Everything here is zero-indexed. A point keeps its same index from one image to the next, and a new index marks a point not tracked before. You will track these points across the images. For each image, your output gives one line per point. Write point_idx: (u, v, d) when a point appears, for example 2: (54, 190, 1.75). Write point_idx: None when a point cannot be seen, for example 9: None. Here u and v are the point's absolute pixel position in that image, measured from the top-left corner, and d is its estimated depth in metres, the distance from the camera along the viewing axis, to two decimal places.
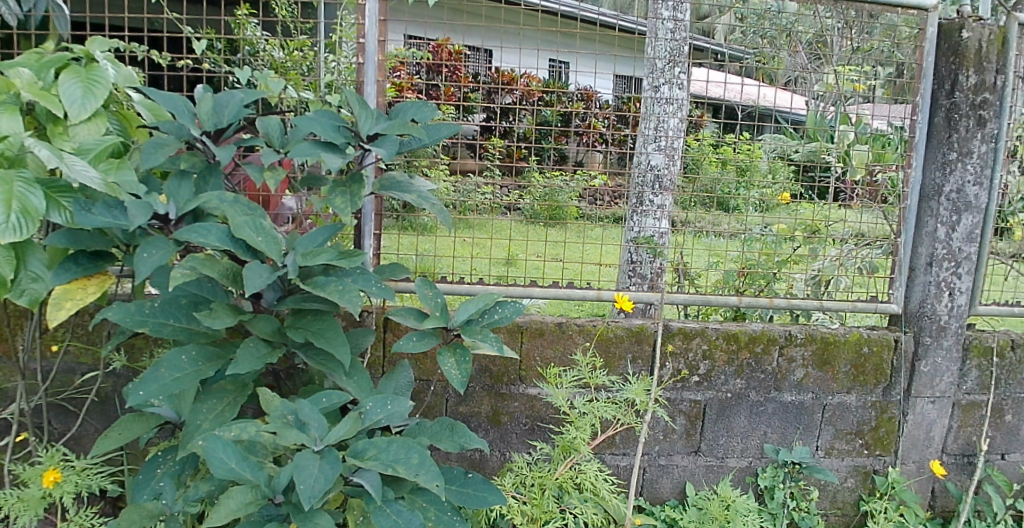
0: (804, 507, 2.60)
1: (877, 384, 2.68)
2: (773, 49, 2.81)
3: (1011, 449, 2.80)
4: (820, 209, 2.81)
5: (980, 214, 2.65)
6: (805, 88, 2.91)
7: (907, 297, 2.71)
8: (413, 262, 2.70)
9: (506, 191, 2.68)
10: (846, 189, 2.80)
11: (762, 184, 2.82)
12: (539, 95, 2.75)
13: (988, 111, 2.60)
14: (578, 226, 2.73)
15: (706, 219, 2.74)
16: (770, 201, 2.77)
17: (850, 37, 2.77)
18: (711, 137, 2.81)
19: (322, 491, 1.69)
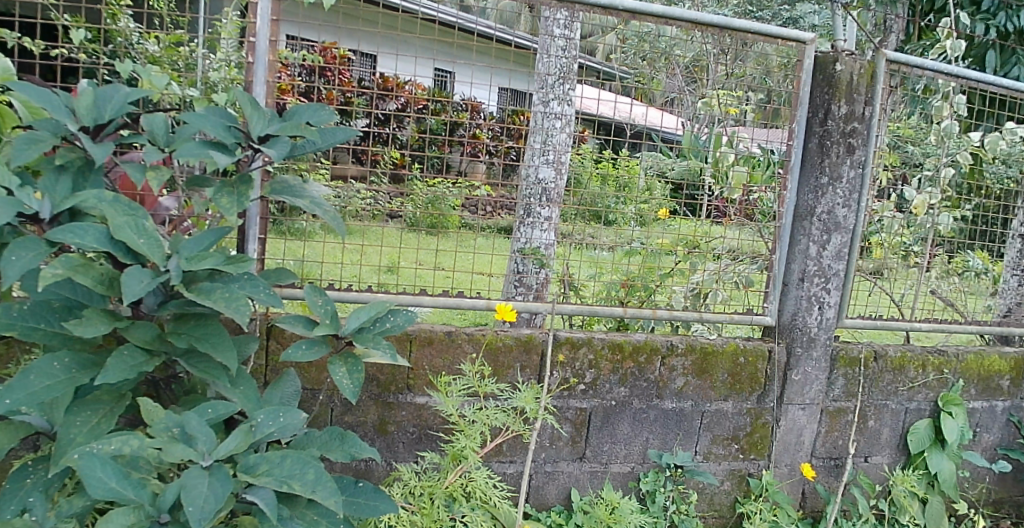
0: (684, 510, 2.73)
1: (752, 391, 2.83)
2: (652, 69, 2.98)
3: (873, 452, 3.04)
4: (695, 225, 2.91)
5: (848, 234, 2.85)
6: (683, 109, 3.05)
7: (779, 311, 2.87)
8: (291, 266, 2.68)
9: (389, 197, 2.73)
10: (718, 206, 2.96)
11: (639, 200, 2.88)
12: (426, 103, 2.85)
13: (857, 139, 2.81)
14: (460, 235, 2.77)
15: (586, 231, 2.79)
16: (647, 216, 2.90)
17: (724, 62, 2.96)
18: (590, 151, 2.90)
19: (213, 511, 1.65)
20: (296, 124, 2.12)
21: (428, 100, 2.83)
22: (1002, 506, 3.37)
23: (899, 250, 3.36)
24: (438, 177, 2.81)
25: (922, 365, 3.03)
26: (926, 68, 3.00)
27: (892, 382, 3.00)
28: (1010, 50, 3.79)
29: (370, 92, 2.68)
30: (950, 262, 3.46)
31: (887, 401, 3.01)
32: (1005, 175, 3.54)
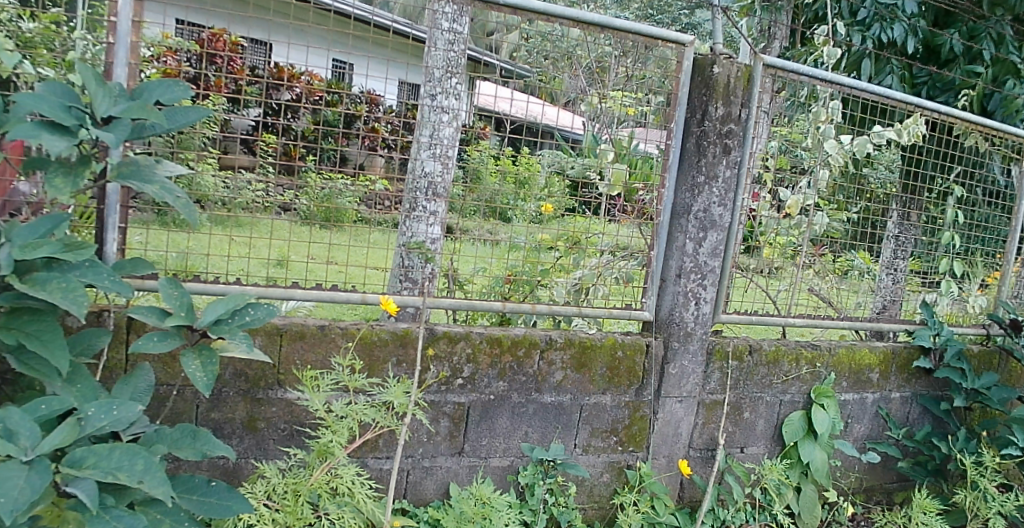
0: (563, 502, 2.78)
1: (630, 384, 2.87)
2: (553, 68, 2.81)
3: (749, 442, 3.13)
4: (590, 222, 2.90)
5: (723, 232, 2.94)
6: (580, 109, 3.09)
7: (658, 305, 2.94)
8: (172, 260, 2.62)
9: (280, 189, 2.69)
10: (615, 205, 2.92)
11: (539, 196, 2.85)
12: (322, 94, 2.76)
13: (733, 140, 2.90)
14: (356, 229, 2.79)
15: (485, 226, 2.77)
16: (544, 213, 2.85)
17: (626, 64, 2.87)
18: (491, 148, 2.76)
19: (27, 503, 1.64)
20: (144, 104, 2.18)
21: (325, 91, 2.75)
22: (872, 494, 3.48)
23: (784, 249, 3.43)
24: (338, 171, 2.74)
25: (795, 358, 3.13)
26: (801, 75, 3.12)
27: (767, 376, 3.09)
28: (884, 60, 3.99)
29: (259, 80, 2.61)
30: (832, 262, 3.56)
31: (762, 393, 3.10)
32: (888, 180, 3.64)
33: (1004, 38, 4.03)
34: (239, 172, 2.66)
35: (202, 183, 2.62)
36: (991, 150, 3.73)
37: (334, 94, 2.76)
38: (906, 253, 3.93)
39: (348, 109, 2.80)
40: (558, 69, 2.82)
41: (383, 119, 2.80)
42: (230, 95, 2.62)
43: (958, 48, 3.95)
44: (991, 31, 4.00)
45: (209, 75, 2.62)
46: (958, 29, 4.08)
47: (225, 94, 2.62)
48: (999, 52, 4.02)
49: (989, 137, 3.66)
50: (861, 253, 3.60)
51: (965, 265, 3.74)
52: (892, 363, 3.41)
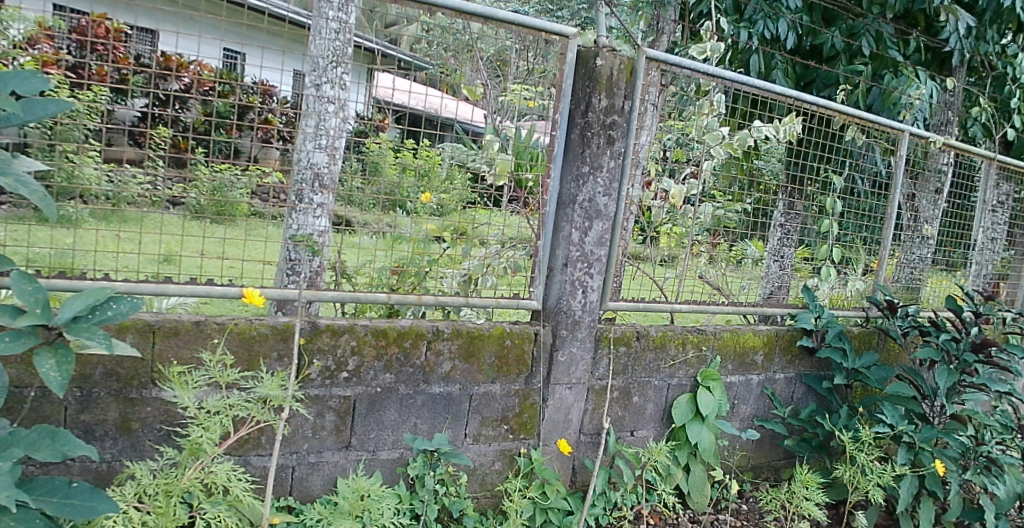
0: (454, 492, 2.80)
1: (519, 373, 2.91)
2: (454, 60, 2.84)
3: (639, 426, 3.20)
4: (495, 215, 2.92)
5: (608, 221, 3.00)
6: (488, 102, 2.97)
7: (546, 294, 2.98)
8: (49, 260, 2.52)
9: (169, 183, 2.64)
10: (516, 197, 2.96)
11: (441, 190, 2.89)
12: (212, 85, 2.70)
13: (617, 131, 2.96)
14: (249, 223, 2.71)
15: (384, 220, 2.78)
16: (447, 206, 2.90)
17: (527, 58, 2.90)
18: (390, 143, 2.73)
19: None
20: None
21: (216, 82, 2.66)
22: (761, 471, 3.61)
23: (682, 239, 3.48)
24: (229, 163, 2.69)
25: (681, 343, 3.22)
26: (684, 68, 3.17)
27: (654, 361, 3.18)
28: (770, 56, 4.12)
29: (146, 70, 2.51)
30: (728, 251, 3.60)
31: (650, 378, 3.18)
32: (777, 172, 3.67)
33: (883, 35, 4.18)
34: (125, 165, 2.60)
35: (82, 177, 2.51)
36: (867, 143, 3.90)
37: (225, 85, 2.68)
38: (792, 240, 3.80)
39: (239, 99, 2.71)
40: (460, 64, 2.85)
41: (277, 110, 2.73)
42: (113, 84, 2.50)
43: (840, 45, 4.09)
44: (870, 29, 4.16)
45: (90, 64, 2.49)
46: (840, 27, 4.23)
47: (107, 83, 2.51)
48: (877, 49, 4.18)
49: (864, 129, 3.78)
50: (755, 243, 3.66)
51: (845, 253, 3.88)
52: (776, 345, 3.54)
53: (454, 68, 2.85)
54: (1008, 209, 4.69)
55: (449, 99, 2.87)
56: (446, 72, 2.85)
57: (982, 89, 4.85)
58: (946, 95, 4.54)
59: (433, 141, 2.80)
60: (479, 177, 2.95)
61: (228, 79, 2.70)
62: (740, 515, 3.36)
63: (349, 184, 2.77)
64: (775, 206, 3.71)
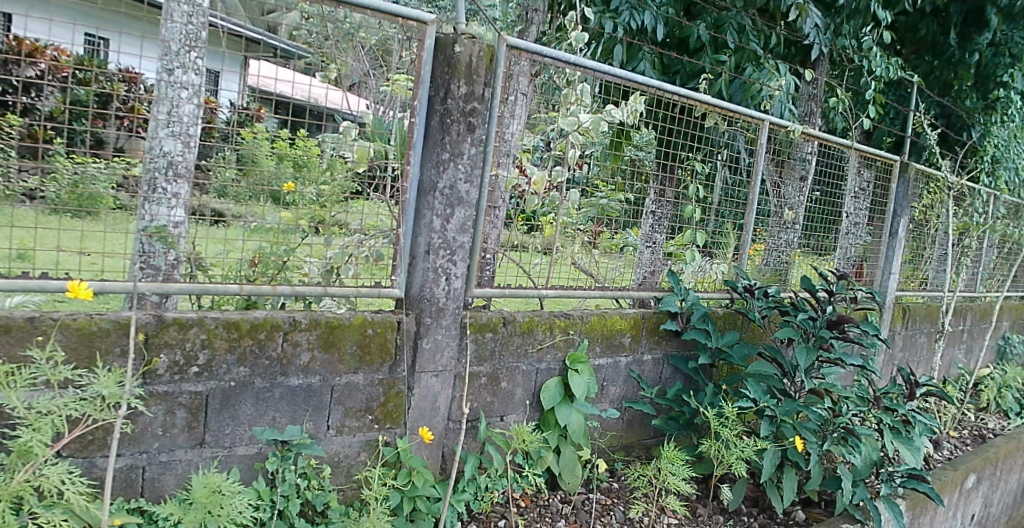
0: (317, 485, 2.77)
1: (383, 362, 2.91)
2: (335, 50, 2.83)
3: (508, 411, 3.26)
4: (376, 207, 2.90)
5: (470, 209, 3.03)
6: (369, 92, 2.93)
7: (409, 282, 2.97)
8: None
9: (26, 174, 2.46)
10: (399, 185, 2.93)
11: (321, 181, 2.83)
12: (71, 71, 2.49)
13: (477, 118, 2.99)
14: (113, 217, 2.59)
15: (258, 213, 2.73)
16: (327, 197, 2.83)
17: (411, 48, 2.90)
18: (267, 132, 2.69)
19: None
20: None
21: (74, 69, 2.48)
22: (632, 450, 3.73)
23: (566, 229, 3.46)
24: (91, 155, 2.50)
25: (549, 328, 3.30)
26: (546, 57, 3.19)
27: (522, 345, 3.24)
28: (638, 48, 4.26)
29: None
30: (610, 239, 3.62)
31: (518, 363, 3.24)
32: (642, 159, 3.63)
33: (744, 28, 4.40)
34: None
35: None
36: (732, 131, 3.99)
37: (86, 72, 2.48)
38: (665, 226, 3.83)
39: (103, 87, 2.55)
40: (341, 53, 2.85)
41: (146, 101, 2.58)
42: None
43: (704, 37, 4.25)
44: (733, 22, 4.36)
45: None
46: (705, 19, 4.41)
47: None
48: (739, 42, 4.39)
49: (727, 118, 3.93)
50: (634, 230, 3.72)
51: (713, 239, 4.06)
52: (642, 327, 3.68)
53: (334, 57, 2.83)
54: (868, 195, 5.02)
55: (330, 89, 2.82)
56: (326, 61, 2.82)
57: (842, 82, 5.13)
58: (808, 88, 4.78)
59: (315, 132, 2.78)
60: (369, 167, 2.90)
61: (89, 65, 2.51)
62: (610, 494, 3.46)
63: (223, 174, 2.68)
64: (648, 194, 3.72)
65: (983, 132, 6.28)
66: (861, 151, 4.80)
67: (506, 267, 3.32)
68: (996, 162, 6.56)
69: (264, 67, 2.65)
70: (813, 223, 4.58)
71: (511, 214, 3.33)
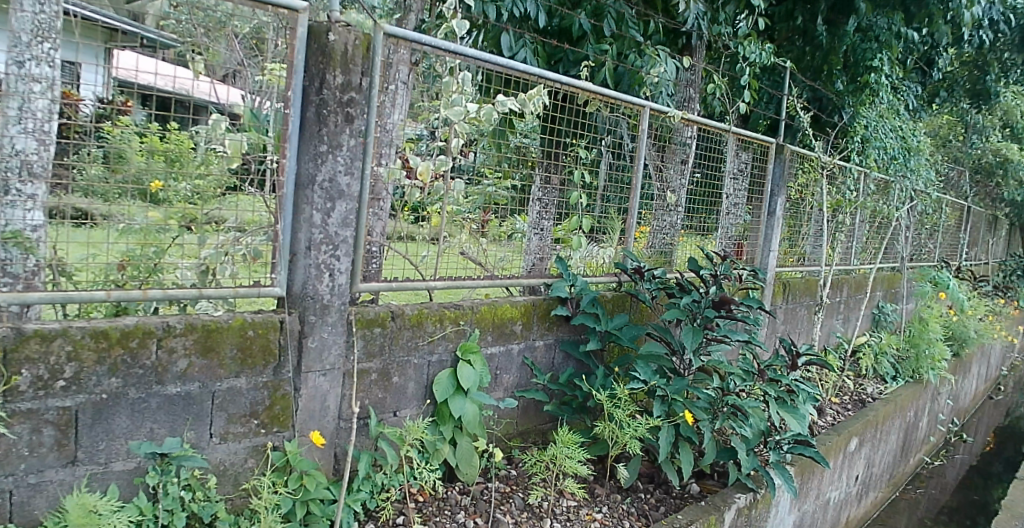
0: (203, 496, 2.64)
1: (267, 364, 2.80)
2: (206, 38, 2.67)
3: (401, 405, 3.23)
4: (258, 202, 2.79)
5: (352, 202, 2.96)
6: (245, 82, 2.75)
7: (290, 280, 2.87)
8: None
9: None
10: (277, 180, 2.81)
11: (195, 175, 2.68)
12: None
13: (355, 109, 2.91)
14: None
15: (130, 212, 2.58)
16: (204, 193, 2.70)
17: (288, 36, 2.77)
18: (135, 126, 2.54)
19: None
20: None
21: None
22: (528, 436, 3.78)
23: (455, 219, 3.43)
24: None
25: (438, 319, 3.29)
26: (425, 45, 3.14)
27: (412, 339, 3.21)
28: (520, 36, 4.28)
29: None
30: (499, 227, 3.62)
31: (409, 357, 3.21)
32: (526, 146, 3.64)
33: (624, 16, 4.50)
34: None
35: None
36: (615, 117, 4.05)
37: None
38: (552, 214, 3.83)
39: None
40: (211, 42, 2.67)
41: None
42: None
43: (586, 25, 4.32)
44: (612, 10, 4.45)
45: None
46: (585, 7, 4.46)
47: None
48: (620, 29, 4.48)
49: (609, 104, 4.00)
50: (522, 217, 3.71)
51: (600, 224, 4.12)
52: (533, 314, 3.72)
53: (206, 47, 2.65)
54: (747, 175, 5.22)
55: (203, 79, 2.66)
56: (197, 50, 2.66)
57: (719, 67, 5.32)
58: (688, 74, 4.93)
59: (188, 126, 2.63)
60: (245, 160, 2.76)
61: None
62: (509, 481, 3.48)
63: (88, 172, 2.52)
64: (533, 182, 3.73)
65: (853, 114, 6.65)
66: (739, 135, 4.98)
67: (394, 261, 3.26)
68: (865, 142, 6.96)
69: (128, 58, 2.48)
70: (693, 205, 4.77)
71: (397, 205, 3.22)
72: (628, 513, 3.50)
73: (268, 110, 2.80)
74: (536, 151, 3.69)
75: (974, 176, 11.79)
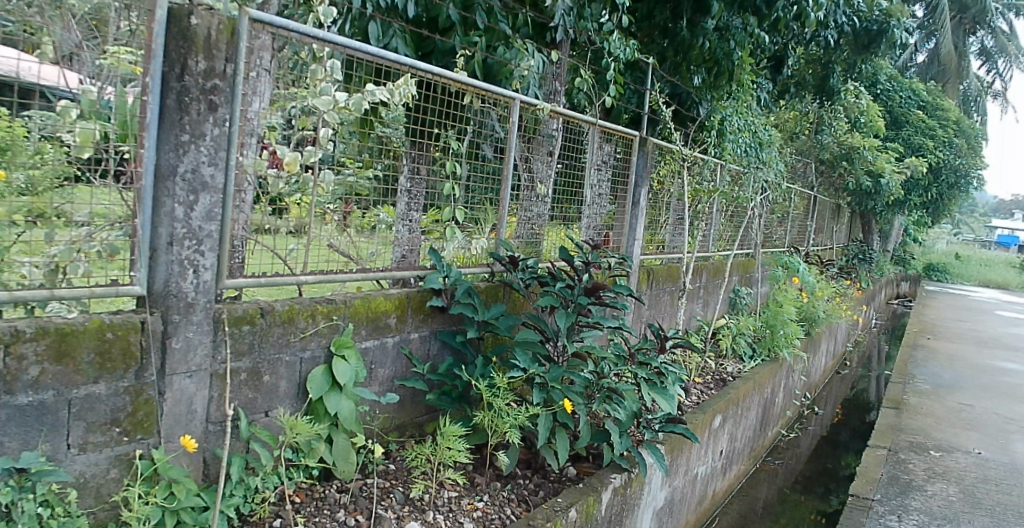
0: (62, 512, 2.47)
1: (128, 368, 2.64)
2: (39, 17, 2.53)
3: (273, 405, 3.13)
4: (111, 196, 2.61)
5: (217, 194, 2.84)
6: (82, 66, 2.56)
7: (151, 278, 2.71)
8: None
9: None
10: (130, 171, 2.64)
11: (29, 165, 2.50)
12: None
13: (218, 97, 2.79)
14: None
15: None
16: (38, 185, 2.51)
17: (129, 17, 2.61)
18: None
19: None
20: None
21: None
22: (405, 430, 3.77)
23: (319, 211, 3.34)
24: None
25: (310, 315, 3.20)
26: (292, 32, 3.04)
27: (282, 335, 3.11)
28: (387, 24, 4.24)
29: None
30: (361, 217, 3.54)
31: (280, 354, 3.11)
32: (393, 137, 3.64)
33: (494, 10, 4.55)
34: None
35: None
36: (483, 109, 4.09)
37: None
38: (420, 205, 3.81)
39: None
40: (47, 21, 2.54)
41: None
42: None
43: (455, 17, 4.32)
44: (481, 3, 4.47)
45: None
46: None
47: None
48: (489, 23, 4.53)
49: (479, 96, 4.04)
50: (387, 209, 3.64)
51: (468, 213, 4.14)
52: (407, 307, 3.70)
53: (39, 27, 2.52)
54: (610, 166, 5.41)
55: (46, 65, 2.52)
56: (29, 31, 2.51)
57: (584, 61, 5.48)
58: (554, 67, 5.07)
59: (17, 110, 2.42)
60: (89, 150, 2.58)
61: None
62: (387, 476, 3.47)
63: None
64: (400, 172, 3.70)
65: (710, 109, 7.03)
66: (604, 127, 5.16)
67: (257, 257, 3.14)
68: (722, 136, 7.36)
69: None
70: (559, 195, 4.89)
71: (255, 197, 3.10)
72: (508, 500, 3.56)
73: (108, 95, 2.60)
74: (403, 143, 3.69)
75: (819, 167, 12.75)
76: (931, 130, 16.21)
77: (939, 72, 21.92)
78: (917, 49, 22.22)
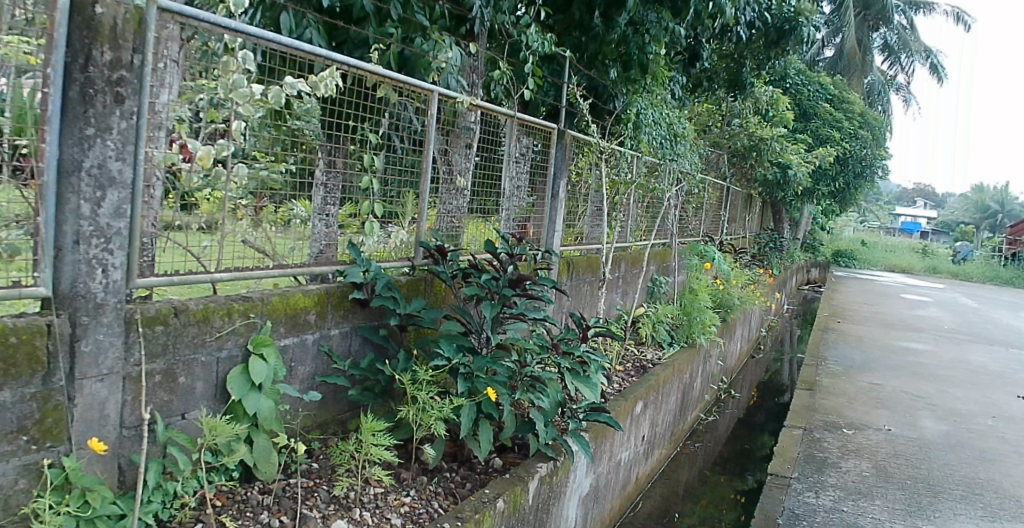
0: None
1: (34, 373, 2.53)
2: None
3: (190, 407, 3.06)
4: (10, 194, 2.49)
5: (125, 190, 2.75)
6: None
7: (56, 279, 2.61)
8: None
9: None
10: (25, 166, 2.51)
11: None
12: None
13: (126, 88, 2.70)
14: None
15: None
16: None
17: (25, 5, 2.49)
18: None
19: None
20: None
21: None
22: (327, 427, 3.75)
23: (234, 207, 3.29)
24: None
25: (226, 313, 3.14)
26: (202, 22, 2.97)
27: (198, 335, 3.04)
28: (301, 15, 4.19)
29: None
30: (275, 212, 3.48)
31: (196, 355, 3.04)
32: (305, 129, 3.52)
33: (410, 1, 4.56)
34: None
35: None
36: (402, 101, 4.07)
37: None
38: (337, 198, 3.77)
39: None
40: None
41: None
42: None
43: (370, 7, 4.32)
44: None
45: None
46: None
47: None
48: (405, 14, 4.54)
49: (397, 89, 4.02)
50: (302, 202, 3.59)
51: (387, 207, 4.13)
52: (327, 303, 3.67)
53: None
54: (528, 159, 5.48)
55: None
56: None
57: (502, 54, 5.52)
58: (471, 60, 5.09)
59: None
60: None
61: None
62: (311, 475, 3.44)
63: None
64: (316, 165, 3.64)
65: (626, 102, 7.20)
66: (522, 120, 5.22)
67: (168, 255, 3.05)
68: (638, 128, 7.55)
69: None
70: (478, 187, 4.93)
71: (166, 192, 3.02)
72: (435, 493, 3.59)
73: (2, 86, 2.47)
74: (318, 135, 3.60)
75: (731, 159, 13.22)
76: (838, 122, 17.02)
77: (842, 67, 22.98)
78: (823, 44, 23.23)
